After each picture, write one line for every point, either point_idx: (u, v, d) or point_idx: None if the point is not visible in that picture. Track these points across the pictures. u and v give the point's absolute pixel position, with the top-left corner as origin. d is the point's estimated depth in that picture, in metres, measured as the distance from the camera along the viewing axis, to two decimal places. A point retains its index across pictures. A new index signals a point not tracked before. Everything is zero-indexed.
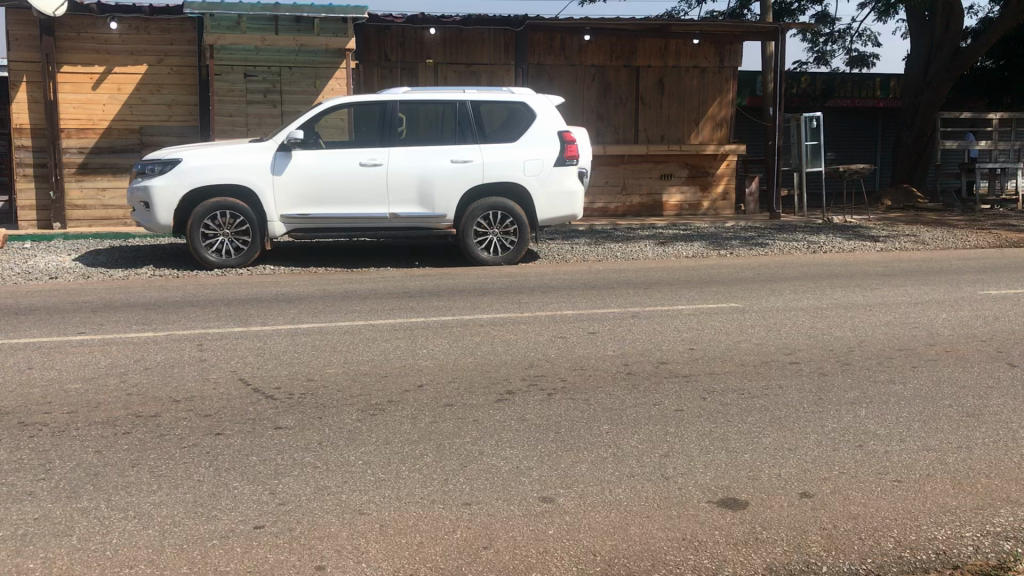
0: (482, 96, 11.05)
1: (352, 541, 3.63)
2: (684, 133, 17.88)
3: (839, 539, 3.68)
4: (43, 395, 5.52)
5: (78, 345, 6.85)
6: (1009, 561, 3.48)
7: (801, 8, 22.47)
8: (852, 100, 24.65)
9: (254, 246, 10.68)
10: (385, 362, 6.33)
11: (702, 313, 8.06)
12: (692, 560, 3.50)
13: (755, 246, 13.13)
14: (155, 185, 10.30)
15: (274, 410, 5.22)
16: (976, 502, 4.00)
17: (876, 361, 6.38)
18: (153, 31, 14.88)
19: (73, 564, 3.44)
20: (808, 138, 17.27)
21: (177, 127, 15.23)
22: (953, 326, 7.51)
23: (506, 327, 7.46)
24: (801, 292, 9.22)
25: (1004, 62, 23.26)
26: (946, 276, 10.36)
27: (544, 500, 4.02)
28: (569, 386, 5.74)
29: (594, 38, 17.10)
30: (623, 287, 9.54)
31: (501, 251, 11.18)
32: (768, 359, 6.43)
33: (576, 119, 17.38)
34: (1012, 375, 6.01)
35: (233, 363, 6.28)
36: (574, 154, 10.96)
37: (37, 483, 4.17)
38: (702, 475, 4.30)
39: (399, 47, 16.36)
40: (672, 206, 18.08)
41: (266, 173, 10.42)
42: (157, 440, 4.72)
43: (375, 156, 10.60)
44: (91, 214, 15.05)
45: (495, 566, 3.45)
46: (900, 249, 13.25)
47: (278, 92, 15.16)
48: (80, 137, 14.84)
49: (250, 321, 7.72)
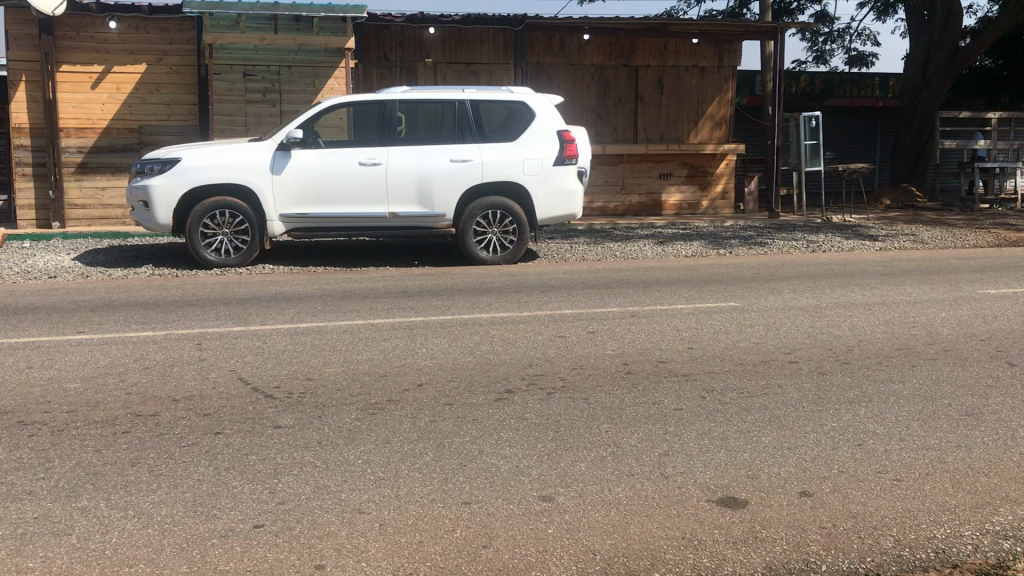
0: (482, 96, 11.05)
1: (352, 541, 3.62)
2: (683, 133, 17.87)
3: (838, 538, 3.68)
4: (42, 395, 5.51)
5: (77, 344, 6.84)
6: (1008, 560, 3.49)
7: (800, 8, 22.47)
8: (852, 100, 24.54)
9: (253, 245, 10.67)
10: (384, 361, 6.32)
11: (702, 313, 8.05)
12: (691, 559, 3.51)
13: (754, 245, 13.12)
14: (154, 184, 10.30)
15: (274, 409, 5.21)
16: (975, 501, 4.00)
17: (875, 361, 6.37)
18: (152, 30, 14.87)
19: (73, 564, 3.43)
20: (807, 137, 17.28)
21: (176, 126, 15.22)
22: (952, 326, 7.50)
23: (506, 326, 7.46)
24: (800, 292, 9.22)
25: (1003, 61, 23.26)
26: (945, 276, 10.35)
27: (544, 499, 4.02)
28: (568, 385, 5.74)
29: (593, 38, 17.09)
30: (622, 286, 9.54)
31: (500, 251, 11.18)
32: (767, 358, 6.43)
33: (576, 119, 17.37)
34: (1010, 374, 6.01)
35: (232, 362, 6.27)
36: (574, 153, 10.96)
37: (37, 482, 4.16)
38: (701, 474, 4.30)
39: (398, 46, 16.36)
40: (671, 205, 18.09)
41: (264, 173, 10.42)
42: (156, 440, 4.71)
43: (374, 155, 10.60)
44: (90, 213, 15.03)
45: (495, 566, 3.45)
46: (899, 248, 13.25)
47: (277, 92, 15.16)
48: (79, 136, 14.83)
49: (250, 321, 7.72)
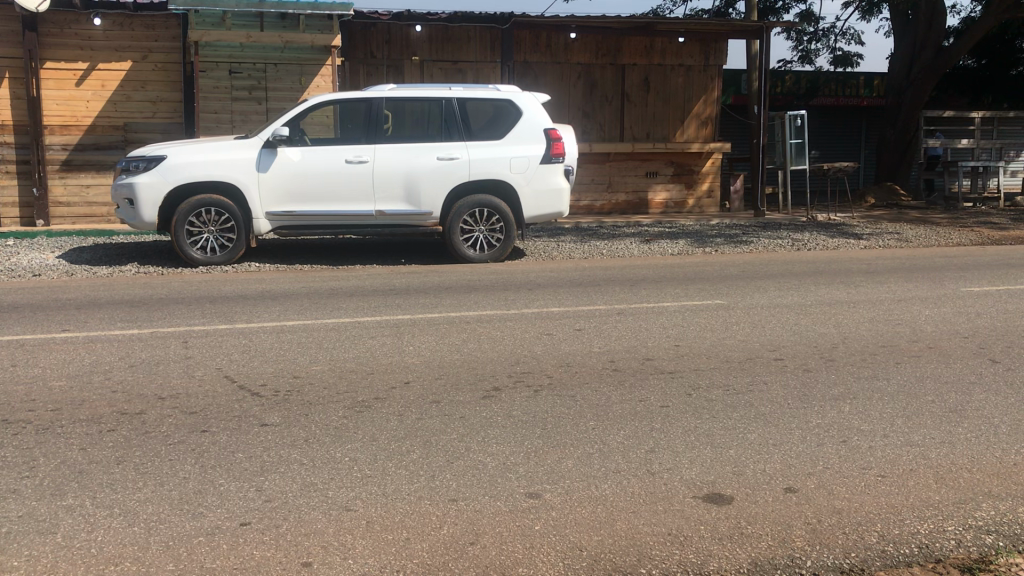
0: (469, 93, 11.04)
1: (339, 537, 3.63)
2: (669, 131, 17.90)
3: (822, 534, 3.70)
4: (26, 393, 5.48)
5: (63, 342, 6.81)
6: (990, 555, 3.53)
7: (785, 7, 22.53)
8: (836, 99, 24.88)
9: (239, 243, 10.63)
10: (370, 358, 6.33)
11: (688, 309, 8.11)
12: (677, 555, 3.53)
13: (739, 243, 13.18)
14: (140, 182, 10.25)
15: (260, 407, 5.20)
16: (958, 496, 4.04)
17: (860, 357, 6.44)
18: (136, 26, 14.76)
19: (58, 563, 3.42)
20: (792, 135, 17.25)
21: (161, 123, 15.14)
22: (937, 322, 7.58)
23: (493, 323, 7.49)
24: (785, 289, 9.28)
25: (986, 61, 23.56)
26: (927, 273, 10.50)
27: (531, 496, 4.03)
28: (555, 383, 5.75)
29: (579, 36, 17.12)
30: (607, 283, 9.63)
31: (487, 248, 11.19)
32: (753, 355, 6.47)
33: (562, 117, 17.41)
34: (995, 371, 6.07)
35: (219, 360, 6.24)
36: (561, 151, 10.95)
37: (21, 481, 4.15)
38: (688, 471, 4.32)
39: (384, 44, 16.36)
40: (657, 204, 18.13)
41: (251, 170, 10.38)
42: (143, 437, 4.71)
43: (361, 153, 10.58)
44: (75, 211, 14.96)
45: (480, 564, 3.45)
46: (883, 247, 13.31)
47: (263, 89, 15.12)
48: (63, 133, 14.75)
49: (236, 318, 7.71)
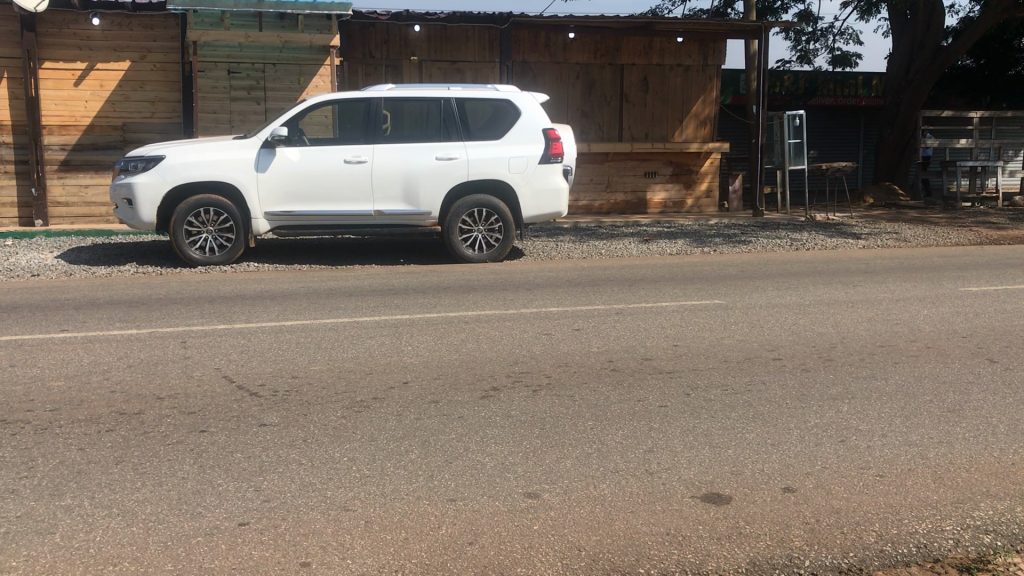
0: (468, 93, 11.04)
1: (337, 537, 3.63)
2: (668, 131, 17.91)
3: (820, 534, 3.71)
4: (24, 394, 5.48)
5: (61, 342, 6.80)
6: (989, 554, 3.54)
7: (784, 6, 22.53)
8: (835, 99, 24.88)
9: (237, 242, 10.63)
10: (368, 358, 6.33)
11: (686, 309, 8.11)
12: (676, 555, 3.53)
13: (738, 243, 13.18)
14: (138, 182, 10.24)
15: (259, 407, 5.20)
16: (956, 496, 4.05)
17: (858, 356, 6.44)
18: (135, 26, 14.75)
19: (56, 563, 3.42)
20: (790, 135, 17.24)
21: (160, 123, 15.13)
22: (936, 322, 7.57)
23: (491, 323, 7.49)
24: (783, 289, 9.29)
25: (984, 61, 23.53)
26: (925, 272, 10.51)
27: (529, 496, 4.04)
28: (554, 382, 5.75)
29: (578, 36, 17.12)
30: (605, 283, 9.63)
31: (486, 248, 11.19)
32: (751, 355, 6.47)
33: (561, 117, 17.41)
34: (993, 371, 6.07)
35: (217, 360, 6.24)
36: (559, 151, 10.95)
37: (20, 481, 4.14)
38: (686, 471, 4.32)
39: (383, 44, 16.35)
40: (656, 204, 18.13)
41: (250, 170, 10.38)
42: (142, 437, 4.72)
43: (359, 153, 10.58)
44: (74, 211, 14.95)
45: (479, 564, 3.45)
46: (881, 246, 13.31)
47: (261, 89, 15.10)
48: (61, 133, 14.74)
49: (235, 318, 7.70)
